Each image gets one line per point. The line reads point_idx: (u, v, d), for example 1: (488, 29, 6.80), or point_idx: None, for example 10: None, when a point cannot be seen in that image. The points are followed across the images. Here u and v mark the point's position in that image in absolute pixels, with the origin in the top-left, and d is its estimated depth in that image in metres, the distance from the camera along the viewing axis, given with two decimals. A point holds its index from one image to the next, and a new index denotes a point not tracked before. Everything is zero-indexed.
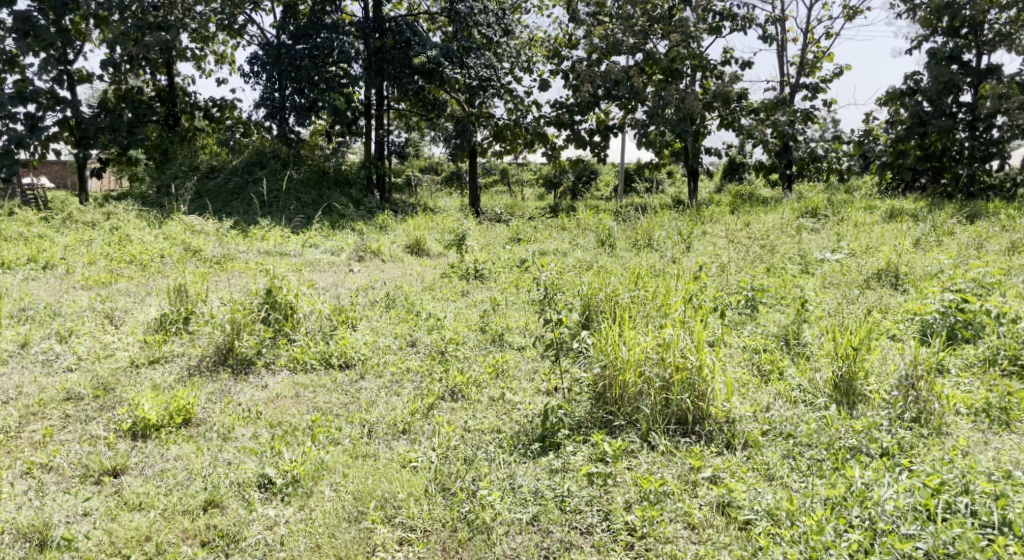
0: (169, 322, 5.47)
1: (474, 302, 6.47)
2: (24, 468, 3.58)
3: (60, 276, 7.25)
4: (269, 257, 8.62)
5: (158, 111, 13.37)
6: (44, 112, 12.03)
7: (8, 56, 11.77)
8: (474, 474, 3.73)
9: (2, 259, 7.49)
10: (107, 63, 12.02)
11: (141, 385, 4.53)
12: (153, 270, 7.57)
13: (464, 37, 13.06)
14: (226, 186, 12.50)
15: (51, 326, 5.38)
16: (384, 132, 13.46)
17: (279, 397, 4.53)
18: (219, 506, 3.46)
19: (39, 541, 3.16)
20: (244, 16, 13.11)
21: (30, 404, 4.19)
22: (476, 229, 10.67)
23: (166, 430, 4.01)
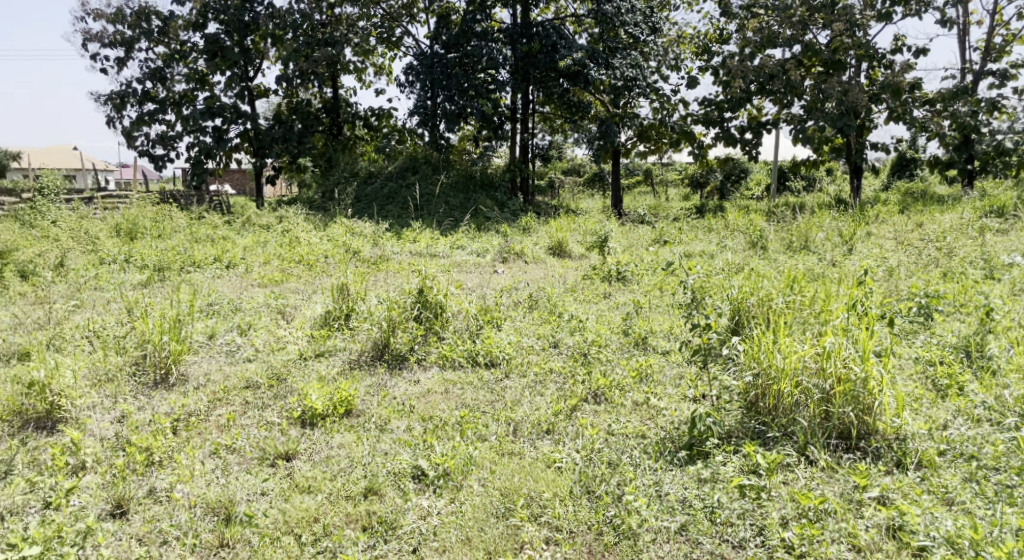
0: (333, 318, 5.86)
1: (617, 305, 6.43)
2: (213, 448, 3.95)
3: (240, 275, 7.95)
4: (420, 258, 9.00)
5: (324, 121, 14.36)
6: (229, 125, 13.25)
7: (200, 75, 13.11)
8: (620, 479, 3.70)
9: (193, 259, 8.33)
10: (281, 79, 13.10)
11: (309, 376, 4.88)
12: (319, 269, 8.13)
13: (610, 37, 13.05)
14: (382, 191, 13.18)
15: (233, 320, 5.92)
16: (529, 135, 13.69)
17: (430, 392, 4.72)
18: (378, 494, 3.65)
19: (225, 515, 3.44)
20: (401, 28, 13.80)
21: (216, 390, 4.62)
22: (619, 231, 10.61)
23: (330, 419, 4.29)
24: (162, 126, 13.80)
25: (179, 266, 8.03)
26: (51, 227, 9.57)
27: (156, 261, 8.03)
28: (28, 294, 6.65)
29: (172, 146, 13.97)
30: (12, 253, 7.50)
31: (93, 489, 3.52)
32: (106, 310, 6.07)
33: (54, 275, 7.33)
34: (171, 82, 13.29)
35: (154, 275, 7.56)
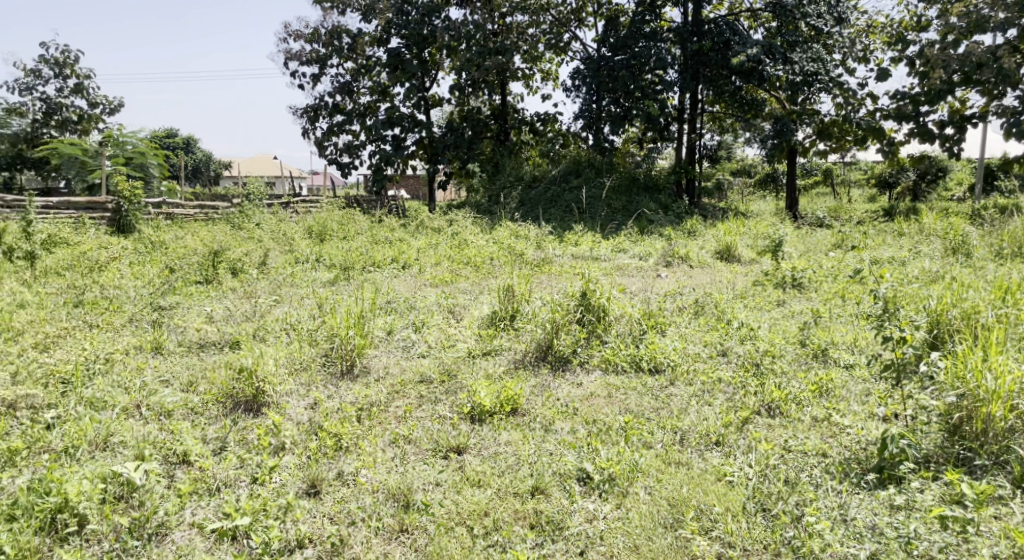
0: (499, 319, 6.01)
1: (793, 313, 6.09)
2: (392, 438, 4.19)
3: (414, 275, 8.38)
4: (582, 261, 9.03)
5: (492, 127, 14.81)
6: (406, 134, 14.03)
7: (382, 87, 14.00)
8: (799, 498, 3.50)
9: (373, 259, 8.90)
10: (455, 87, 13.68)
11: (477, 373, 5.05)
12: (486, 271, 8.39)
13: (789, 31, 12.48)
14: (546, 195, 13.37)
15: (408, 317, 6.25)
16: (697, 136, 13.31)
17: (593, 396, 4.71)
18: (545, 493, 3.70)
19: (404, 502, 3.64)
20: (569, 33, 13.95)
21: (394, 383, 4.90)
22: (794, 234, 10.04)
23: (498, 416, 4.41)
24: (348, 136, 14.91)
25: (361, 266, 8.61)
26: (254, 229, 10.60)
27: (342, 261, 8.66)
28: (237, 289, 7.41)
29: (357, 154, 15.02)
30: (225, 252, 8.38)
31: (292, 469, 3.83)
32: (301, 306, 6.63)
33: (257, 272, 8.12)
34: (357, 95, 14.31)
35: (340, 274, 8.15)
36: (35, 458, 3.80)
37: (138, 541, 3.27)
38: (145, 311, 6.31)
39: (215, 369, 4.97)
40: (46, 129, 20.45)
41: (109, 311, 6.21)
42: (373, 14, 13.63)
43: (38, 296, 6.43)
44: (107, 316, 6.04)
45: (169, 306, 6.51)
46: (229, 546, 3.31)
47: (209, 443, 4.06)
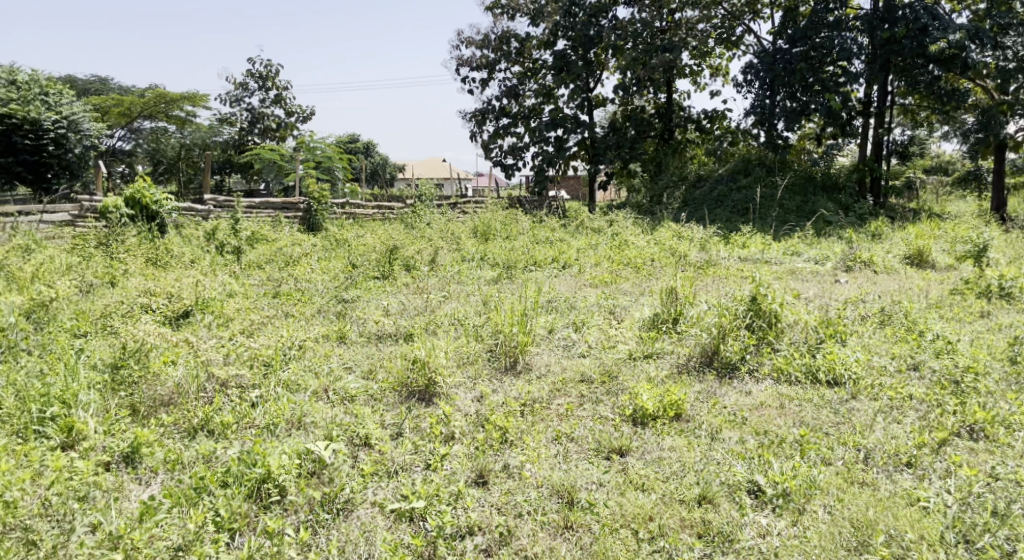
0: (661, 321, 5.89)
1: (999, 326, 5.48)
2: (555, 435, 4.23)
3: (575, 275, 8.41)
4: (751, 264, 8.64)
5: (656, 126, 14.59)
6: (569, 135, 14.13)
7: (547, 89, 14.20)
8: (1009, 532, 3.15)
9: (534, 258, 9.05)
10: (619, 87, 13.59)
11: (639, 376, 4.99)
12: (648, 272, 8.25)
13: (1001, 12, 11.19)
14: (712, 195, 12.97)
15: (569, 317, 6.29)
16: (885, 131, 12.38)
17: (763, 406, 4.50)
18: (712, 503, 3.59)
19: (567, 499, 3.68)
20: (742, 27, 13.41)
21: (556, 381, 4.95)
22: (1001, 238, 9.01)
23: (661, 420, 4.33)
24: (513, 138, 15.27)
25: (525, 264, 8.78)
26: (426, 229, 11.13)
27: (505, 260, 8.88)
28: (410, 285, 7.81)
29: (521, 156, 15.34)
30: (400, 249, 8.87)
31: (461, 458, 3.99)
32: (468, 302, 6.88)
33: (428, 269, 8.53)
34: (523, 98, 14.61)
35: (503, 272, 8.36)
36: (242, 432, 4.22)
37: (327, 515, 3.54)
38: (331, 303, 6.82)
39: (391, 359, 5.28)
40: (251, 136, 22.68)
41: (300, 302, 6.78)
42: (542, 17, 13.87)
43: (243, 287, 7.15)
44: (299, 306, 6.59)
45: (351, 299, 6.99)
46: (406, 525, 3.51)
47: (387, 428, 4.32)
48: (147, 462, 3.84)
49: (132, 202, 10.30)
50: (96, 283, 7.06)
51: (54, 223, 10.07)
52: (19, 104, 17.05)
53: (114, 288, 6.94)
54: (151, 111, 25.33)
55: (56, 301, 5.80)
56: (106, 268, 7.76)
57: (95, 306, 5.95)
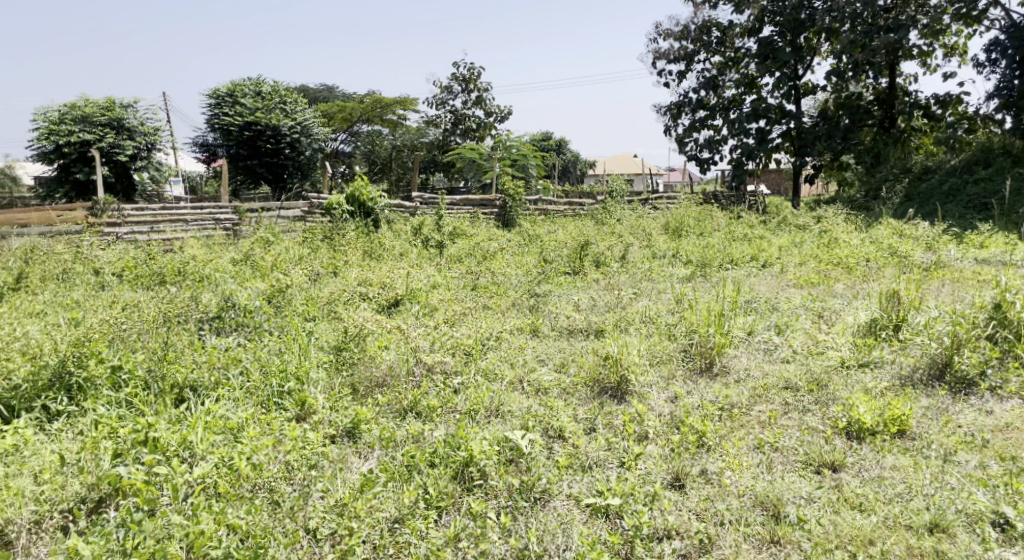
0: (880, 327, 5.40)
1: None
2: (757, 443, 4.02)
3: (777, 274, 7.94)
4: (989, 267, 7.66)
5: (875, 114, 13.42)
6: (773, 126, 13.38)
7: (749, 79, 13.57)
8: None
9: (732, 256, 8.67)
10: (833, 73, 12.66)
11: (853, 386, 4.61)
12: (861, 273, 7.60)
13: None
14: (940, 189, 11.68)
15: (771, 319, 5.96)
16: None
17: (1009, 428, 3.97)
18: (947, 533, 3.25)
19: (774, 512, 3.50)
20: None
21: (757, 386, 4.70)
22: None
23: (881, 436, 3.97)
24: (710, 131, 14.75)
25: (721, 262, 8.45)
26: (617, 225, 11.08)
27: (700, 257, 8.60)
28: (601, 281, 7.80)
29: (718, 150, 14.79)
30: (591, 246, 8.91)
31: (657, 459, 3.92)
32: (660, 300, 6.75)
33: (619, 266, 8.48)
34: (722, 89, 14.10)
35: (698, 270, 8.10)
36: (445, 416, 4.46)
37: (526, 503, 3.64)
38: (524, 297, 6.99)
39: (584, 354, 5.31)
40: (453, 137, 24.03)
41: (496, 295, 7.01)
42: (747, 4, 13.35)
43: (445, 279, 7.54)
44: (495, 299, 6.83)
45: (543, 293, 7.12)
46: (603, 522, 3.52)
47: (580, 422, 4.35)
48: (365, 438, 4.17)
49: (351, 199, 11.26)
50: (321, 271, 7.80)
51: (288, 218, 11.27)
52: (263, 112, 19.24)
53: (336, 277, 7.61)
54: (368, 115, 27.52)
55: (290, 288, 6.47)
56: (330, 259, 8.54)
57: (321, 293, 6.58)
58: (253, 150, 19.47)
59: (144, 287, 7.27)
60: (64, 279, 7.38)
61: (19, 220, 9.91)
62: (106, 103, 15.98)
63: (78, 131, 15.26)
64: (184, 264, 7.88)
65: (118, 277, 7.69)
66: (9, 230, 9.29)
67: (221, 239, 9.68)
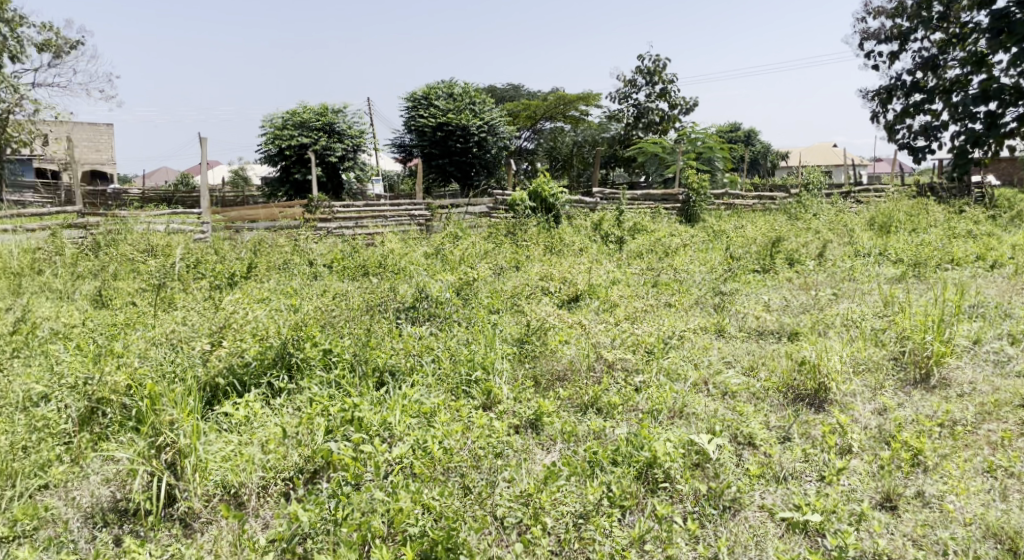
0: None
1: None
2: (986, 466, 3.61)
3: (1008, 276, 7.03)
4: None
5: None
6: (1005, 109, 11.87)
7: (978, 56, 12.12)
8: None
9: (952, 255, 7.80)
10: None
11: None
12: None
13: None
14: None
15: (1002, 327, 5.28)
16: None
17: None
18: None
19: (1009, 547, 3.13)
20: None
21: (985, 402, 4.18)
22: None
23: None
24: (927, 117, 13.38)
25: (937, 262, 7.62)
26: (814, 220, 10.37)
27: (913, 256, 7.82)
28: (795, 280, 7.33)
29: (936, 137, 13.38)
30: (785, 243, 8.42)
31: (862, 475, 3.63)
32: (864, 302, 6.21)
33: (815, 264, 7.92)
34: (943, 69, 12.74)
35: (909, 270, 7.36)
36: (628, 414, 4.41)
37: (714, 510, 3.51)
38: (709, 295, 6.73)
39: (777, 357, 5.03)
40: (635, 131, 23.74)
41: (679, 293, 6.82)
42: None
43: (626, 276, 7.44)
44: (678, 296, 6.63)
45: (730, 292, 6.82)
46: (802, 538, 3.32)
47: (774, 430, 4.11)
48: (548, 430, 4.23)
49: (534, 195, 11.47)
50: (504, 266, 8.01)
51: (475, 215, 11.70)
52: (454, 113, 20.17)
53: (518, 272, 7.78)
54: (551, 112, 27.94)
55: (477, 281, 6.71)
56: (513, 254, 8.76)
57: (505, 287, 6.76)
58: (445, 150, 20.43)
59: (350, 277, 7.88)
60: (283, 269, 8.16)
61: (248, 216, 11.12)
62: (320, 109, 17.54)
63: (297, 135, 16.92)
64: (383, 257, 8.44)
65: (328, 268, 8.40)
66: (241, 225, 10.46)
67: (415, 235, 10.25)
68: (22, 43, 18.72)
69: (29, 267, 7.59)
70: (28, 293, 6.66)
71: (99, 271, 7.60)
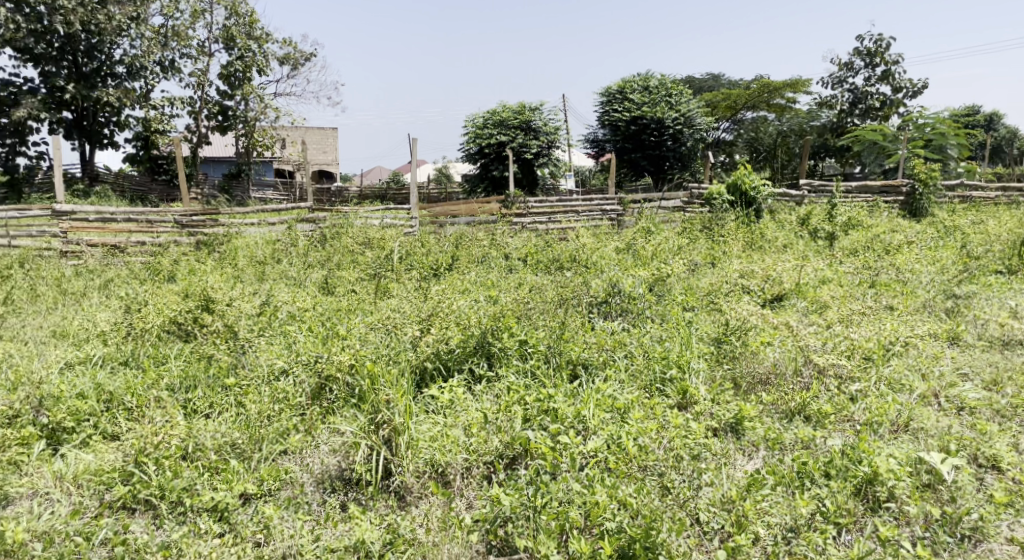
0: None
1: None
2: None
3: None
4: None
5: None
6: None
7: None
8: None
9: None
10: None
11: None
12: None
13: None
14: None
15: None
16: None
17: None
18: None
19: None
20: None
21: None
22: None
23: None
24: None
25: None
26: None
27: None
28: None
29: None
30: None
31: None
32: None
33: None
34: None
35: None
36: (841, 425, 4.10)
37: (950, 538, 3.20)
38: (938, 298, 6.06)
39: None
40: (850, 118, 22.00)
41: (902, 294, 6.20)
42: None
43: (837, 274, 6.89)
44: (901, 298, 6.03)
45: (964, 295, 6.09)
46: None
47: (1022, 454, 3.63)
48: (750, 435, 4.03)
49: (733, 188, 10.98)
50: (700, 262, 7.75)
51: (670, 209, 11.45)
52: (650, 106, 19.90)
53: (715, 268, 7.48)
54: (755, 101, 26.57)
55: (671, 277, 6.54)
56: (709, 250, 8.46)
57: (701, 284, 6.53)
58: (639, 144, 20.22)
59: (544, 271, 8.03)
60: (482, 262, 8.50)
61: (451, 211, 11.73)
62: (518, 108, 18.08)
63: (496, 134, 17.58)
64: (577, 251, 8.51)
65: (523, 262, 8.62)
66: (444, 220, 11.06)
67: (608, 230, 10.23)
68: (267, 57, 21.09)
69: (269, 257, 8.56)
70: (267, 280, 7.51)
71: (325, 262, 8.38)
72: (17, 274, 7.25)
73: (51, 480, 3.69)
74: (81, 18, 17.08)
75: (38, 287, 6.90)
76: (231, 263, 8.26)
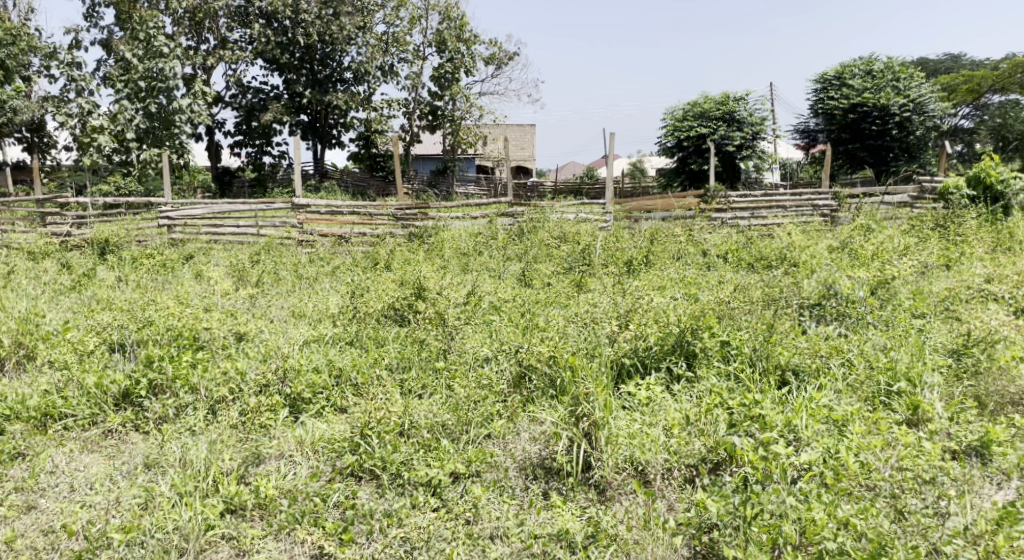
0: None
1: None
2: None
3: None
4: None
5: None
6: None
7: None
8: None
9: None
10: None
11: None
12: None
13: None
14: None
15: None
16: None
17: None
18: None
19: None
20: None
21: None
22: None
23: None
24: None
25: None
26: None
27: None
28: None
29: None
30: None
31: None
32: None
33: None
34: None
35: None
36: None
37: None
38: None
39: None
40: None
41: None
42: None
43: None
44: None
45: None
46: None
47: None
48: (999, 463, 3.57)
49: (975, 181, 9.77)
50: (932, 264, 6.97)
51: (893, 205, 10.44)
52: (872, 92, 18.28)
53: (951, 272, 6.70)
54: (1003, 83, 23.41)
55: (896, 279, 5.94)
56: (943, 251, 7.58)
57: (933, 288, 5.88)
58: (857, 133, 18.81)
59: (746, 269, 7.67)
60: (679, 258, 8.30)
61: (647, 206, 11.55)
62: (721, 98, 17.43)
63: (697, 126, 17.07)
64: (786, 249, 8.01)
65: (722, 258, 8.28)
66: (640, 214, 10.96)
67: (820, 226, 9.56)
68: (474, 58, 22.09)
69: (473, 248, 8.96)
70: (471, 271, 7.87)
71: (523, 254, 8.61)
72: (264, 259, 8.20)
73: (294, 444, 4.12)
74: (318, 29, 18.96)
75: (280, 271, 7.75)
76: (439, 254, 8.75)
